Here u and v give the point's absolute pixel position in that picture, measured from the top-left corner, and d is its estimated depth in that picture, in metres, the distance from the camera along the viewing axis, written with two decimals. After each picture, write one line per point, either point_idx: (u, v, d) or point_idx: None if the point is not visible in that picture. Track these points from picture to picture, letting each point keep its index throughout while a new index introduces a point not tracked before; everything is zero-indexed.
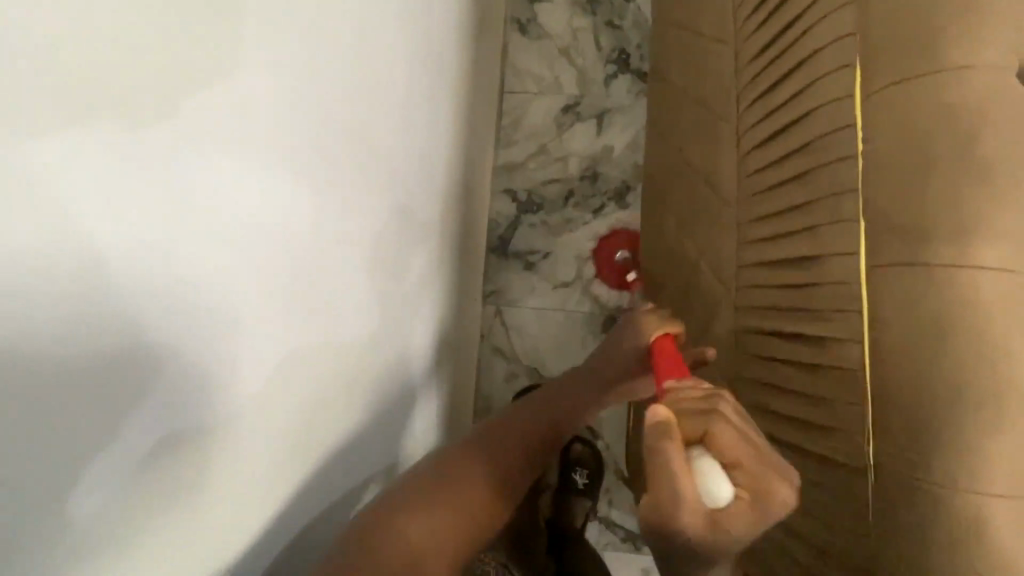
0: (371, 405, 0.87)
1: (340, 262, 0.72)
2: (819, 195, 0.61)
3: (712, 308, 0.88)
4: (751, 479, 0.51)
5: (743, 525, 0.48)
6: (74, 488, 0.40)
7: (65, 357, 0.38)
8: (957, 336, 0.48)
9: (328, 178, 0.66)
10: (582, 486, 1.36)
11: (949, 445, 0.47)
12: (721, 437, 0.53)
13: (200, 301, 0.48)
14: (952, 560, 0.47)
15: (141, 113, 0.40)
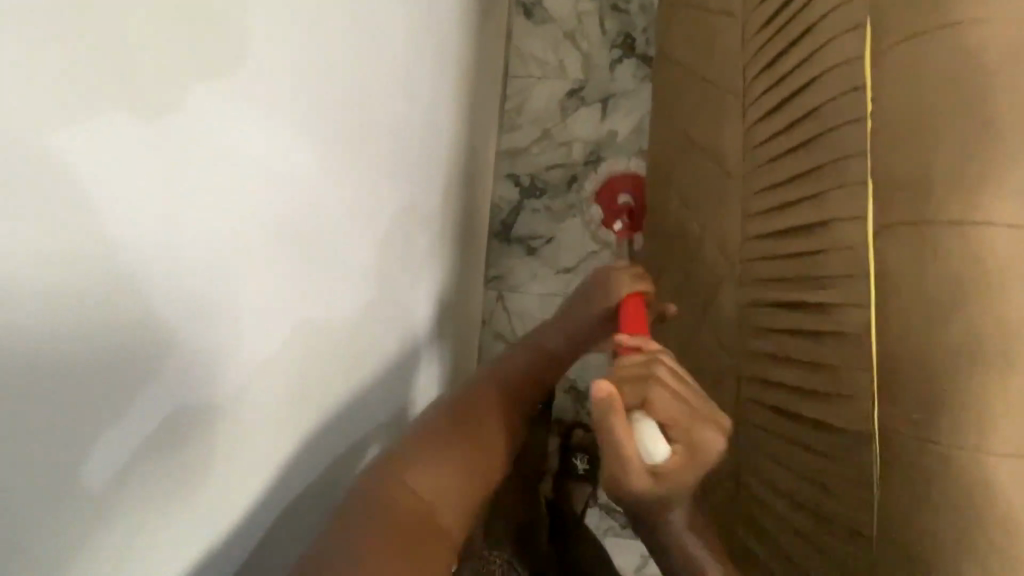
0: (372, 381, 0.87)
1: (342, 232, 0.71)
2: (824, 161, 0.61)
3: (715, 284, 0.87)
4: (684, 434, 0.54)
5: (681, 477, 0.53)
6: (76, 483, 0.41)
7: (66, 353, 0.39)
8: (964, 295, 0.47)
9: (330, 144, 0.65)
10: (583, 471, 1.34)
11: (955, 405, 0.47)
12: (657, 399, 0.55)
13: (204, 296, 0.50)
14: (956, 521, 0.47)
15: (139, 112, 0.41)
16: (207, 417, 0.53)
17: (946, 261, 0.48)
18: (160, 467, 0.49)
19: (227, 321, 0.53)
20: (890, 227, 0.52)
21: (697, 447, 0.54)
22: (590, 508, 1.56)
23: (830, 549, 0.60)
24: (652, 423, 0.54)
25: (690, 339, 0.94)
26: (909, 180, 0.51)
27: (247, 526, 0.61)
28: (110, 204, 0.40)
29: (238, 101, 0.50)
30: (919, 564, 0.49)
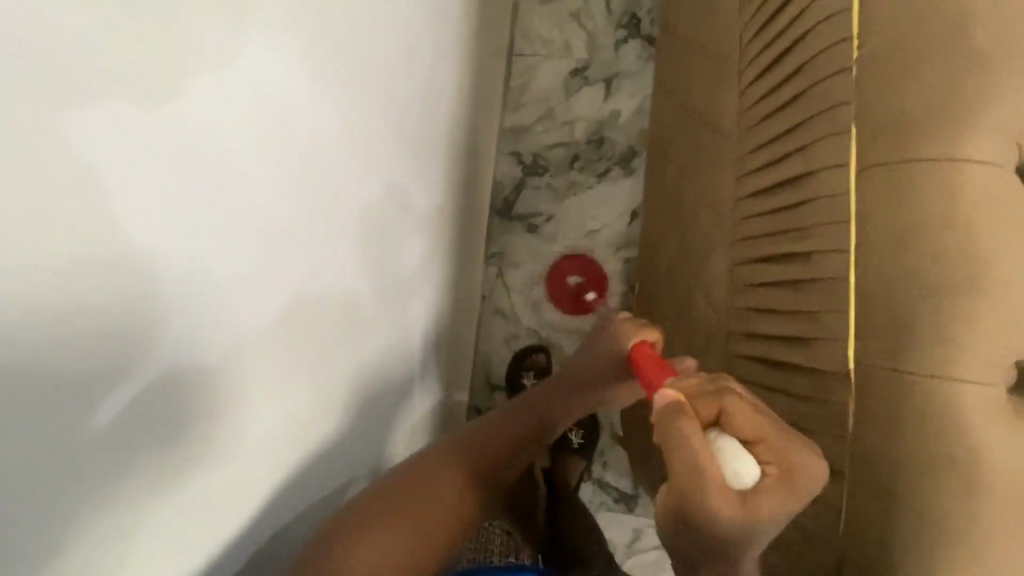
0: (372, 341, 0.88)
1: (348, 187, 0.72)
2: (816, 113, 0.63)
3: (707, 248, 0.88)
4: (773, 456, 0.49)
5: (774, 505, 0.46)
6: (85, 477, 0.42)
7: (68, 351, 0.39)
8: (938, 233, 0.51)
9: (340, 99, 0.67)
10: (577, 445, 1.39)
11: (930, 334, 0.51)
12: (733, 414, 0.51)
13: (206, 310, 0.50)
14: (932, 443, 0.50)
15: (140, 100, 0.41)
16: (205, 426, 0.54)
17: (929, 201, 0.52)
18: (157, 475, 0.49)
19: (229, 323, 0.54)
20: (877, 167, 0.55)
21: (790, 469, 0.48)
22: (583, 483, 1.59)
23: (808, 490, 0.62)
24: (734, 440, 0.49)
25: (682, 304, 0.96)
26: (895, 127, 0.54)
27: (249, 482, 0.62)
28: (119, 213, 0.40)
29: (242, 105, 0.50)
30: (897, 490, 0.52)
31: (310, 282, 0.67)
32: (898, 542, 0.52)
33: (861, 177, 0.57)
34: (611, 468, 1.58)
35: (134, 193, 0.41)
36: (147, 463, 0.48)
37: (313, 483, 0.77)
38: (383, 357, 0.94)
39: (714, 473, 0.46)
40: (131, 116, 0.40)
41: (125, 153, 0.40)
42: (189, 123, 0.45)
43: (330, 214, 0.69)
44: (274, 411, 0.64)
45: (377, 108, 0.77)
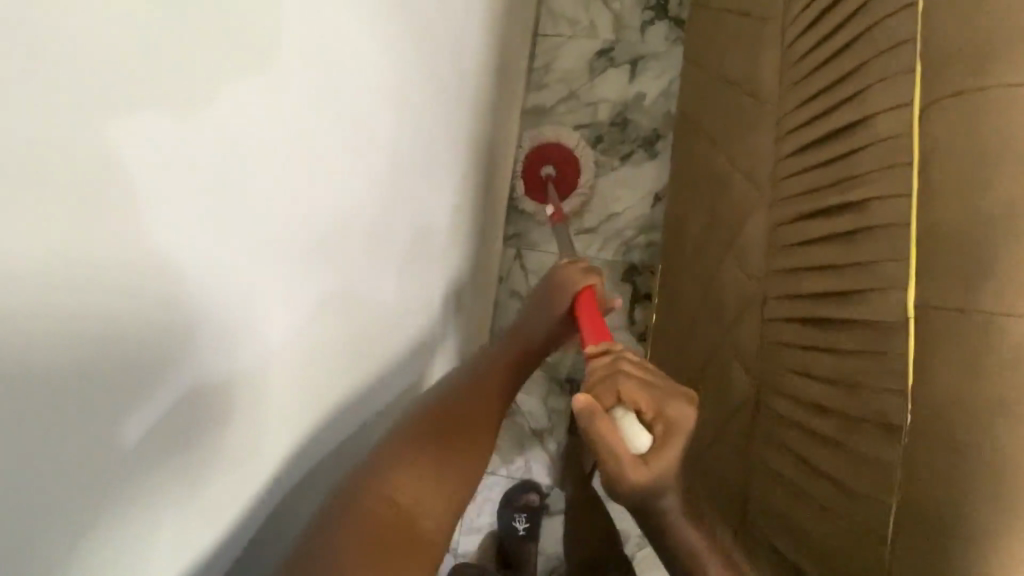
0: (398, 307, 0.87)
1: (381, 142, 0.70)
2: (871, 55, 0.62)
3: (742, 212, 0.85)
4: (659, 418, 0.58)
5: (669, 460, 0.55)
6: (100, 488, 0.40)
7: (82, 361, 0.36)
8: (1012, 159, 0.49)
9: (379, 47, 0.65)
10: (523, 532, 1.54)
11: (1008, 268, 0.48)
12: (627, 390, 0.60)
13: (223, 310, 0.48)
14: (999, 383, 0.48)
15: (167, 87, 0.37)
16: (216, 430, 0.51)
17: (999, 126, 0.50)
18: (175, 478, 0.48)
19: (257, 297, 0.52)
20: (949, 97, 0.53)
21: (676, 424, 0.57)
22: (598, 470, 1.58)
23: (853, 446, 0.61)
24: (628, 414, 0.58)
25: (711, 274, 0.93)
26: (966, 54, 0.52)
27: (267, 459, 0.61)
28: (141, 203, 0.38)
29: (281, 60, 0.48)
30: (963, 437, 0.50)
31: (340, 238, 0.64)
32: (966, 500, 0.49)
33: (933, 110, 0.54)
34: None
35: (161, 183, 0.39)
36: (161, 472, 0.46)
37: (335, 448, 0.75)
38: (407, 326, 0.92)
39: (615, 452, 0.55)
40: (159, 96, 0.37)
41: (150, 140, 0.37)
42: (222, 88, 0.42)
43: (359, 166, 0.66)
44: (302, 371, 0.63)
45: (414, 64, 0.75)
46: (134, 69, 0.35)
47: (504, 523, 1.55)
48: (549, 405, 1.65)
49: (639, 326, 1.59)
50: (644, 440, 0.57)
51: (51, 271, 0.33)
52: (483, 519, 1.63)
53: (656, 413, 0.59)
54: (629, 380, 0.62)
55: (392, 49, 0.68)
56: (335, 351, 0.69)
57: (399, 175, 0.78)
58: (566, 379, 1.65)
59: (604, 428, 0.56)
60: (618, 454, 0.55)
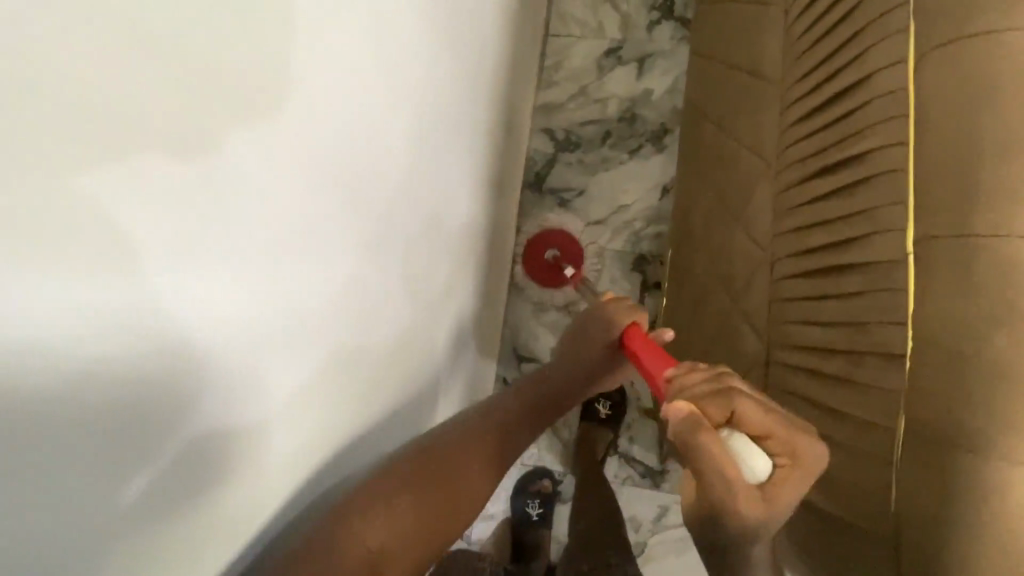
0: (423, 281, 0.90)
1: (412, 120, 0.75)
2: (868, 20, 0.66)
3: (749, 183, 0.90)
4: (783, 447, 0.57)
5: (789, 493, 0.55)
6: (107, 520, 0.39)
7: (78, 391, 0.35)
8: (997, 101, 0.54)
9: (411, 30, 0.68)
10: (536, 518, 1.56)
11: (999, 198, 0.53)
12: (744, 410, 0.58)
13: (217, 344, 0.46)
14: (993, 304, 0.53)
15: (169, 101, 0.37)
16: (212, 466, 0.49)
17: (984, 72, 0.54)
18: (167, 513, 0.45)
19: (306, 256, 0.56)
20: (940, 47, 0.58)
21: (801, 458, 0.56)
22: (608, 457, 1.60)
23: (863, 381, 0.65)
24: (744, 436, 0.57)
25: (720, 246, 0.97)
26: (954, 9, 0.57)
27: (307, 421, 0.63)
28: (138, 217, 0.36)
29: (329, 31, 0.52)
30: (963, 357, 0.54)
31: (374, 207, 0.68)
32: (970, 417, 0.53)
33: (926, 60, 0.59)
34: (638, 442, 1.60)
35: (162, 195, 0.37)
36: (154, 506, 0.44)
37: (366, 410, 0.79)
38: (430, 302, 0.96)
39: (732, 477, 0.53)
40: (159, 102, 0.36)
41: (149, 153, 0.36)
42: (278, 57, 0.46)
43: (394, 141, 0.70)
44: (339, 336, 0.66)
45: (438, 49, 0.79)
46: (132, 71, 0.34)
47: (517, 509, 1.58)
48: None
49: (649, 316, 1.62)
50: (762, 467, 0.55)
51: (55, 270, 0.32)
52: (496, 507, 1.62)
53: (779, 439, 0.57)
54: (746, 398, 0.59)
55: (423, 33, 0.72)
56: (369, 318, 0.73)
57: (425, 155, 0.82)
58: None
59: (721, 451, 0.54)
60: (733, 479, 0.53)
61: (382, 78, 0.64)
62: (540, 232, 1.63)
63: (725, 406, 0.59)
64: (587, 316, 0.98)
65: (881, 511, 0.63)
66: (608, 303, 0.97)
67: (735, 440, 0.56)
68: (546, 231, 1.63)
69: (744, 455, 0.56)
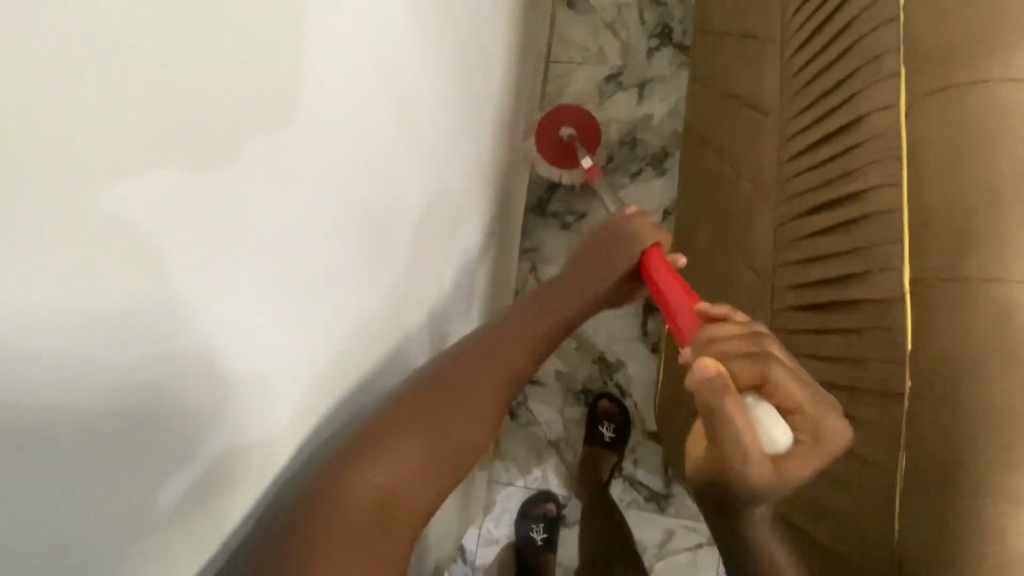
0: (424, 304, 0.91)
1: (413, 151, 0.76)
2: (862, 63, 0.69)
3: (748, 214, 0.91)
4: (806, 422, 0.54)
5: (800, 471, 0.52)
6: (105, 537, 0.38)
7: (74, 403, 0.34)
8: (981, 151, 0.58)
9: (409, 66, 0.70)
10: (541, 542, 1.56)
11: (989, 241, 0.56)
12: (776, 376, 0.55)
13: (217, 341, 0.45)
14: (987, 341, 0.55)
15: (176, 101, 0.36)
16: (207, 472, 0.47)
17: (968, 125, 0.58)
18: (156, 533, 0.43)
19: (315, 291, 0.57)
20: (958, 85, 0.60)
21: (822, 437, 0.53)
22: (613, 480, 1.60)
23: (859, 417, 0.66)
24: (770, 406, 0.53)
25: (721, 274, 0.98)
26: (939, 63, 0.61)
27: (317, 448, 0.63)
28: (137, 217, 0.35)
29: (329, 70, 0.53)
30: (959, 394, 0.56)
31: (377, 239, 0.69)
32: (969, 453, 0.55)
33: (947, 94, 0.60)
34: (642, 464, 1.60)
35: (163, 203, 0.36)
36: (146, 523, 0.42)
37: None
38: (433, 321, 0.96)
39: (750, 448, 0.49)
40: (158, 106, 0.34)
41: (148, 157, 0.34)
42: (286, 94, 0.47)
43: (397, 172, 0.72)
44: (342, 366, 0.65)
45: (438, 84, 0.81)
46: (127, 66, 0.32)
47: (522, 533, 1.57)
48: (565, 414, 1.64)
49: (652, 338, 1.62)
50: (783, 442, 0.52)
51: (38, 285, 0.30)
52: (500, 531, 1.62)
53: (803, 412, 0.54)
54: (779, 363, 0.55)
55: (422, 68, 0.74)
56: (372, 348, 0.73)
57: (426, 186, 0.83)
58: (582, 390, 1.64)
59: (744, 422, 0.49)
60: (752, 451, 0.50)
61: (382, 104, 0.65)
62: (557, 106, 1.45)
63: (755, 368, 0.55)
64: (607, 232, 0.93)
65: (883, 549, 0.62)
66: (633, 217, 0.92)
67: (758, 409, 0.52)
68: (562, 108, 1.45)
69: (765, 424, 0.52)
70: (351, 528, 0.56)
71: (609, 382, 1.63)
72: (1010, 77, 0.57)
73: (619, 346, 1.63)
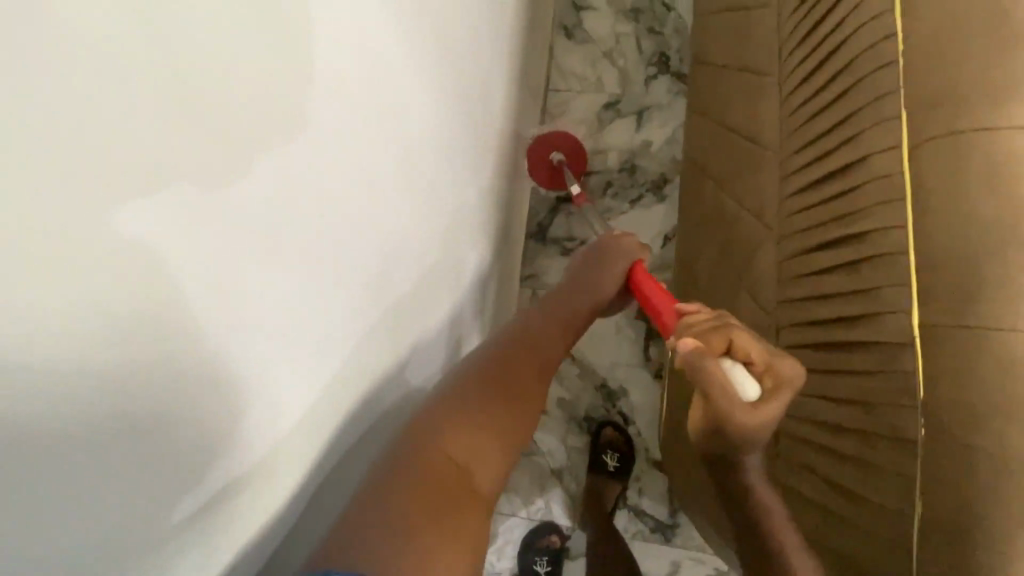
0: (416, 326, 0.91)
1: (408, 186, 0.77)
2: (863, 104, 0.69)
3: (751, 247, 0.91)
4: (768, 372, 0.61)
5: (775, 410, 0.58)
6: (76, 545, 0.40)
7: (75, 412, 0.36)
8: (988, 194, 0.57)
9: (404, 105, 0.71)
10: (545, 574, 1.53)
11: (1002, 285, 0.55)
12: (740, 338, 0.63)
13: (229, 353, 0.50)
14: (999, 388, 0.55)
15: (176, 113, 0.38)
16: (199, 468, 0.50)
17: (973, 165, 0.58)
18: (137, 528, 0.45)
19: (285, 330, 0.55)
20: (967, 131, 0.59)
21: (783, 380, 0.60)
22: (618, 510, 1.57)
23: (878, 461, 0.65)
24: (739, 363, 0.61)
25: (725, 306, 0.98)
26: (943, 104, 0.60)
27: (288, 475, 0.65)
28: (140, 221, 0.37)
29: (324, 115, 0.54)
30: (974, 440, 0.56)
31: (363, 275, 0.69)
32: (987, 499, 0.55)
33: (951, 139, 0.60)
34: (647, 493, 1.57)
35: (162, 211, 0.38)
36: (130, 513, 0.44)
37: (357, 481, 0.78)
38: (421, 349, 0.95)
39: (731, 394, 0.58)
40: (156, 111, 0.36)
41: (148, 163, 0.36)
42: (268, 138, 0.47)
43: (391, 208, 0.73)
44: (314, 394, 0.65)
45: (436, 121, 0.82)
46: (126, 71, 0.34)
47: (525, 565, 1.54)
48: (568, 443, 1.62)
49: (654, 364, 1.60)
50: (756, 391, 0.59)
51: (26, 283, 0.31)
52: (503, 563, 1.58)
53: (766, 365, 0.62)
54: (740, 328, 0.64)
55: (421, 107, 0.76)
56: (345, 378, 0.73)
57: (422, 217, 0.84)
58: (585, 418, 1.62)
59: (721, 374, 0.58)
60: (735, 399, 0.57)
61: (376, 146, 0.66)
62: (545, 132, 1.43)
63: (723, 335, 0.64)
64: (596, 249, 1.00)
65: None
66: (619, 239, 1.00)
67: (733, 368, 0.60)
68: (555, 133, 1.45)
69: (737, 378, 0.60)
70: (415, 505, 0.68)
71: (612, 409, 1.62)
72: (1016, 119, 0.56)
73: (621, 373, 1.62)
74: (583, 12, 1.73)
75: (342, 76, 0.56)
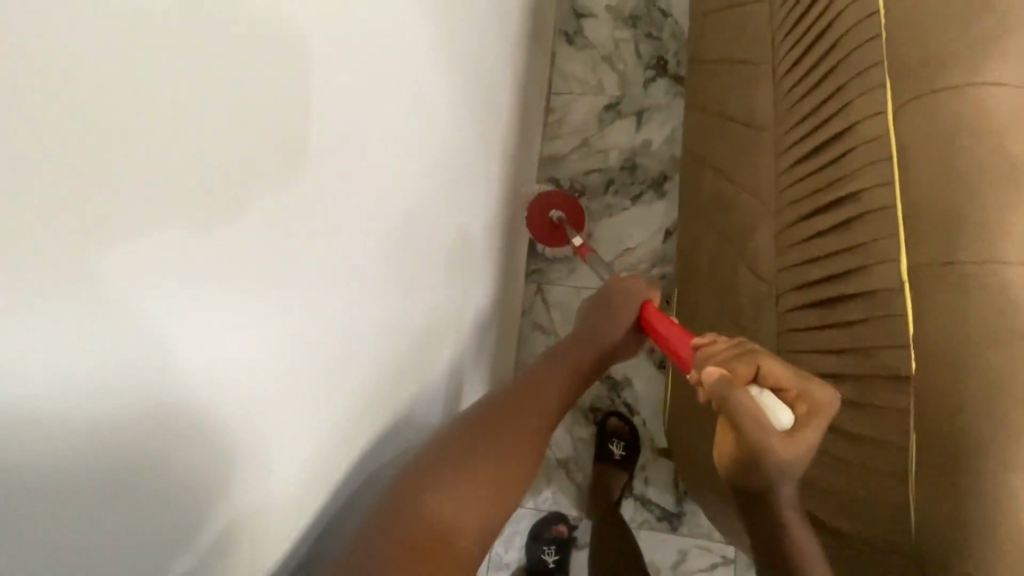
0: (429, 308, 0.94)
1: (421, 168, 0.81)
2: (850, 77, 0.75)
3: (749, 223, 0.96)
4: (799, 399, 0.66)
5: (808, 438, 0.63)
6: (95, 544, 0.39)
7: (80, 402, 0.35)
8: (968, 147, 0.63)
9: (413, 91, 0.75)
10: (553, 565, 1.54)
11: (983, 228, 0.61)
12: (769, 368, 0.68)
13: (217, 393, 0.47)
14: (984, 321, 0.60)
15: (180, 97, 0.38)
16: (194, 495, 0.48)
17: (951, 122, 0.64)
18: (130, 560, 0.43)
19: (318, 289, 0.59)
20: (946, 92, 0.64)
21: (816, 406, 0.65)
22: (624, 499, 1.59)
23: (873, 401, 0.69)
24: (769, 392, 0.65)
25: (726, 282, 1.02)
26: (924, 71, 0.66)
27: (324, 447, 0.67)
28: (147, 205, 0.37)
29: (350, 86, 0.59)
30: (963, 374, 0.60)
31: (380, 251, 0.73)
32: (977, 428, 0.59)
33: (930, 101, 0.65)
34: (652, 482, 1.59)
35: (169, 197, 0.39)
36: (139, 521, 0.42)
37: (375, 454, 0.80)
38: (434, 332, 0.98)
39: (766, 422, 0.61)
40: (159, 97, 0.37)
41: (153, 146, 0.37)
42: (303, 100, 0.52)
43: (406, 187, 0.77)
44: (342, 361, 0.68)
45: (444, 109, 0.87)
46: (132, 53, 0.34)
47: (533, 556, 1.55)
48: (574, 435, 1.65)
49: (657, 354, 1.64)
50: (788, 418, 0.63)
51: (33, 263, 0.31)
52: (510, 555, 1.59)
53: (797, 393, 0.67)
54: (769, 359, 0.70)
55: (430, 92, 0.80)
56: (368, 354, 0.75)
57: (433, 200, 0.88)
58: (590, 410, 1.65)
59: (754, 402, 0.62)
60: (770, 427, 0.61)
61: (391, 131, 0.70)
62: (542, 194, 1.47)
63: (752, 366, 0.69)
64: (607, 291, 1.07)
65: (901, 530, 0.66)
66: (628, 280, 1.07)
67: (764, 396, 0.65)
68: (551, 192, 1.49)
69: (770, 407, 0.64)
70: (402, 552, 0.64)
71: (617, 399, 1.65)
72: (987, 81, 0.63)
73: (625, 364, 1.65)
74: (582, 20, 1.80)
75: (357, 58, 0.59)
